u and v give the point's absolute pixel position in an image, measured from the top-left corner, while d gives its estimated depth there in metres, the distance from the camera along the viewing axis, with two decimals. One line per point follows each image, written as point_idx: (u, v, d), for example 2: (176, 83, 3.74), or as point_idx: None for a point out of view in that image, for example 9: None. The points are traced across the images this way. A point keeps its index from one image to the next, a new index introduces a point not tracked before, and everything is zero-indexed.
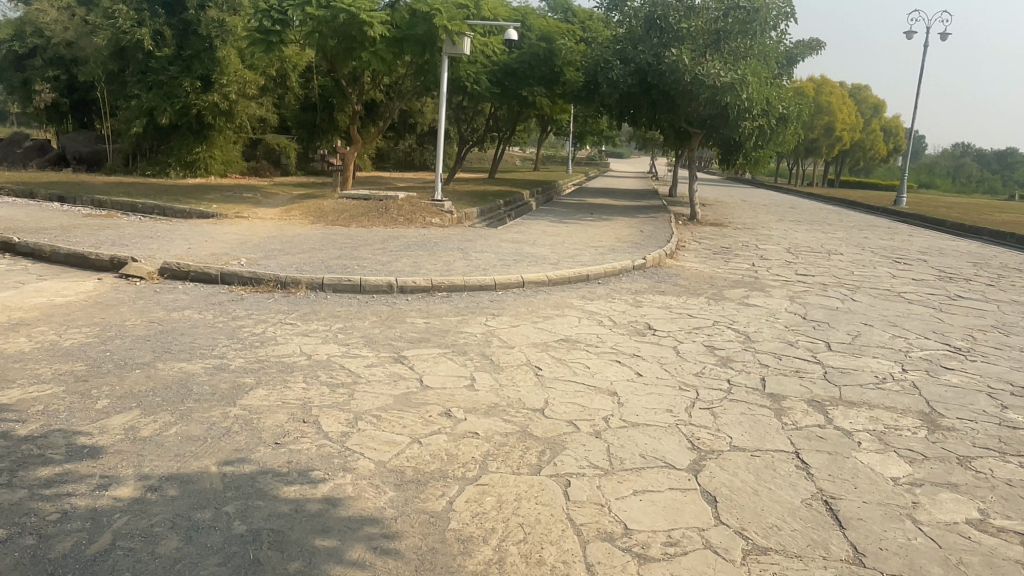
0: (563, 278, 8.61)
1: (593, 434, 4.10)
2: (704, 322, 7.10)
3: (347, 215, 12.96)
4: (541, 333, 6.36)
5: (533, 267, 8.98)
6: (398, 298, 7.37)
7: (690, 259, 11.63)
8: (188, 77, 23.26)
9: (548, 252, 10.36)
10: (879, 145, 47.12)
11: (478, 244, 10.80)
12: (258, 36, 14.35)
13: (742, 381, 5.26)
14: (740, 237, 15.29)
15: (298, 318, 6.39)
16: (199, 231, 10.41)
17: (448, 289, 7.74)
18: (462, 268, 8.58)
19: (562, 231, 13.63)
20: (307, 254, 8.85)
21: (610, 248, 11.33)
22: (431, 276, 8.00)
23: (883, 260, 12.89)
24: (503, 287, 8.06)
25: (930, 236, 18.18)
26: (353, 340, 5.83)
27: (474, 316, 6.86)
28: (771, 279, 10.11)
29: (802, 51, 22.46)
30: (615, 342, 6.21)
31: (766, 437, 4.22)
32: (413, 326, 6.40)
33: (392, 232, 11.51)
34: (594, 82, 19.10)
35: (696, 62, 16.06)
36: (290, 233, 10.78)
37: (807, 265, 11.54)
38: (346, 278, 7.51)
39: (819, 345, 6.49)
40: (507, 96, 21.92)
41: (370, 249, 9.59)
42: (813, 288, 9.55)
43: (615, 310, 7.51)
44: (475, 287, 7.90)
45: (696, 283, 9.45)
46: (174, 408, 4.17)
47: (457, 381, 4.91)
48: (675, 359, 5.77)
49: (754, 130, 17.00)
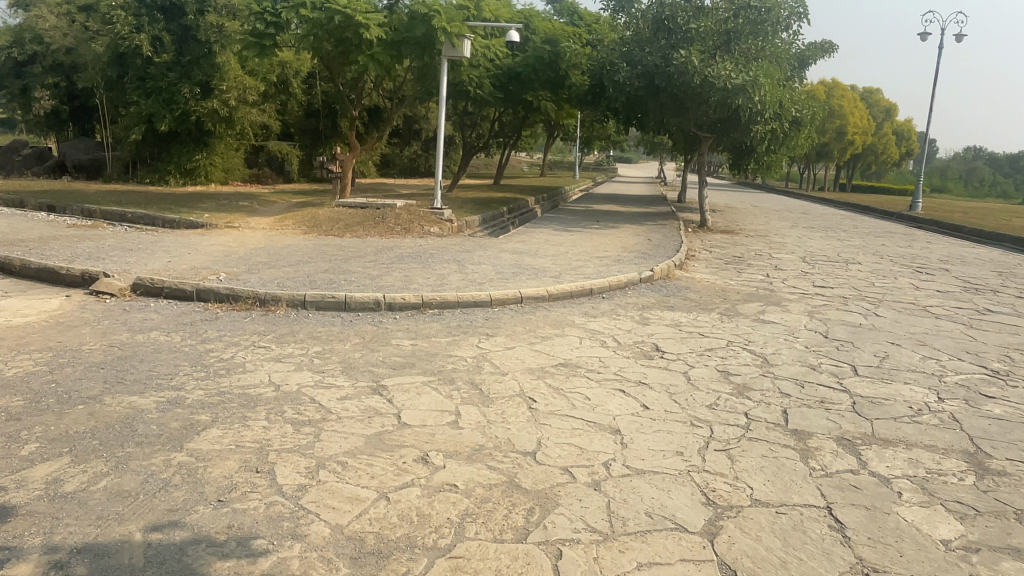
0: (565, 293, 8.07)
1: (592, 485, 3.53)
2: (717, 343, 6.53)
3: (342, 224, 12.46)
4: (538, 357, 5.80)
5: (533, 281, 8.44)
6: (386, 316, 6.85)
7: (700, 269, 11.05)
8: (187, 83, 22.94)
9: (550, 264, 9.81)
10: (891, 149, 46.29)
11: (476, 255, 10.26)
12: (252, 39, 13.90)
13: (761, 416, 4.69)
14: (752, 245, 14.70)
15: (273, 340, 5.87)
16: (184, 243, 9.94)
17: (440, 306, 7.21)
18: (456, 283, 8.04)
19: (565, 240, 13.07)
20: (293, 268, 8.34)
21: (616, 258, 10.77)
22: (423, 291, 7.47)
23: (903, 270, 12.26)
24: (500, 303, 7.52)
25: (950, 243, 17.49)
26: (330, 366, 5.31)
27: (466, 337, 6.32)
28: (787, 292, 9.52)
29: (815, 53, 21.84)
30: (619, 367, 5.64)
31: (792, 488, 3.65)
32: (399, 348, 5.87)
33: (388, 242, 11.00)
34: (600, 85, 18.56)
35: (706, 63, 15.50)
36: (280, 244, 10.29)
37: (824, 276, 10.94)
38: (330, 294, 6.99)
39: (845, 369, 5.90)
40: (511, 100, 21.40)
41: (360, 261, 9.07)
42: (833, 302, 8.96)
43: (620, 329, 6.94)
44: (469, 304, 7.37)
45: (707, 297, 8.87)
46: (110, 454, 3.66)
47: (440, 416, 4.37)
48: (685, 388, 5.20)
49: (766, 134, 16.46)
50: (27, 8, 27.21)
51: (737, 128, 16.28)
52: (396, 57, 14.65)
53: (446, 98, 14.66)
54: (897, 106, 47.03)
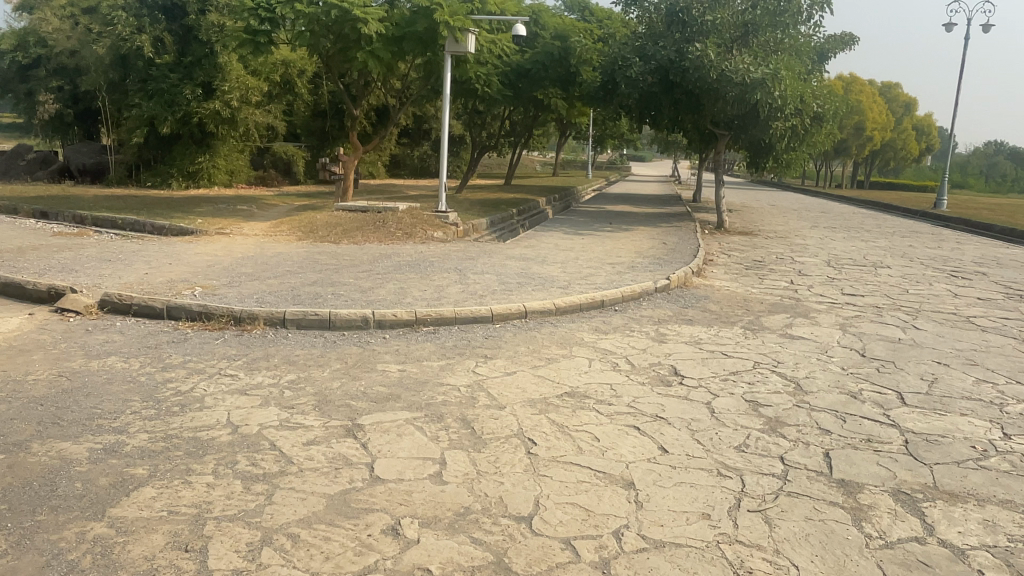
0: (573, 305, 7.38)
1: (599, 566, 2.86)
2: (743, 365, 5.80)
3: (340, 230, 11.84)
4: (541, 385, 5.11)
5: (538, 292, 7.76)
6: (374, 335, 6.20)
7: (720, 276, 10.32)
8: (188, 85, 22.44)
9: (558, 272, 9.12)
10: (910, 144, 45.10)
11: (479, 262, 9.59)
12: (245, 36, 13.26)
13: (800, 462, 3.97)
14: (773, 248, 13.93)
15: (242, 368, 5.24)
16: (168, 252, 9.36)
17: (436, 324, 6.55)
18: (454, 295, 7.37)
19: (576, 245, 12.37)
20: (278, 280, 7.72)
21: (630, 265, 10.08)
22: (417, 306, 6.80)
23: (938, 274, 11.46)
24: (502, 318, 6.84)
25: (982, 243, 16.60)
26: (303, 399, 4.66)
27: (461, 360, 5.65)
28: (815, 301, 8.77)
29: (837, 46, 20.95)
30: (632, 397, 4.95)
31: (846, 566, 2.96)
32: (385, 375, 5.21)
33: (386, 249, 10.36)
34: (612, 81, 17.81)
35: (723, 57, 14.75)
36: (271, 253, 9.69)
37: (854, 282, 10.17)
38: (312, 310, 6.35)
39: (891, 397, 5.18)
40: (520, 98, 20.66)
41: (353, 271, 8.43)
42: (866, 312, 8.21)
43: (633, 348, 6.24)
44: (467, 320, 6.69)
45: (728, 308, 8.16)
46: (16, 524, 3.03)
47: (421, 465, 3.71)
48: (709, 424, 4.49)
49: (787, 131, 15.66)
50: (31, 10, 26.84)
51: (756, 125, 15.53)
52: (397, 54, 14.01)
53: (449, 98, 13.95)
54: (918, 100, 45.81)
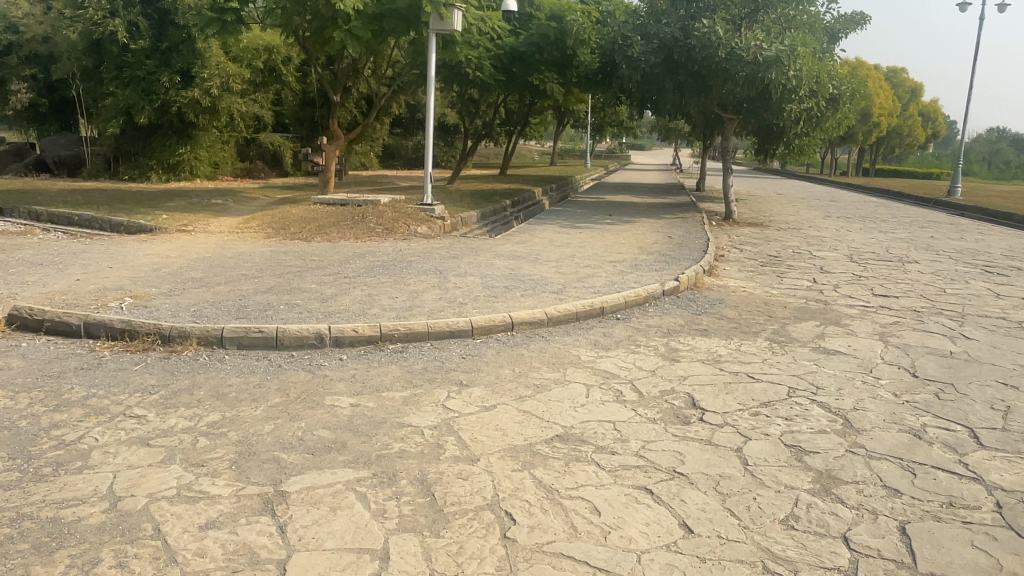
0: (568, 315, 6.36)
1: None
2: (774, 393, 4.77)
3: (314, 225, 10.81)
4: (529, 426, 4.08)
5: (528, 298, 6.74)
6: (329, 356, 5.17)
7: (733, 274, 9.30)
8: (166, 72, 21.30)
9: (551, 273, 8.10)
10: (917, 131, 43.87)
11: (463, 262, 8.57)
12: (210, 14, 12.16)
13: (872, 546, 2.95)
14: (787, 240, 12.95)
15: (155, 408, 4.20)
16: (113, 254, 8.34)
17: (405, 340, 5.52)
18: (430, 303, 6.34)
19: (572, 240, 11.33)
20: (228, 286, 6.71)
21: (632, 263, 9.06)
22: (385, 318, 5.77)
23: (970, 269, 10.44)
24: (484, 332, 5.81)
25: (1008, 233, 15.54)
26: (220, 451, 3.64)
27: (431, 389, 4.62)
28: (844, 304, 7.74)
29: (851, 27, 19.80)
30: (642, 441, 3.94)
31: None
32: (332, 413, 4.18)
33: (362, 248, 9.34)
34: (611, 63, 16.71)
35: (732, 33, 13.73)
36: (231, 252, 8.67)
37: (882, 280, 9.13)
38: (256, 325, 5.31)
39: (964, 436, 4.14)
40: (514, 84, 19.55)
41: (319, 274, 7.41)
42: (905, 318, 7.18)
43: (641, 370, 5.22)
44: (443, 335, 5.66)
45: (747, 314, 7.14)
46: None
47: (353, 564, 2.69)
48: (744, 484, 3.47)
49: (801, 114, 14.61)
50: None
51: (768, 108, 14.63)
52: (378, 34, 12.93)
53: (433, 84, 12.84)
54: (924, 86, 44.53)
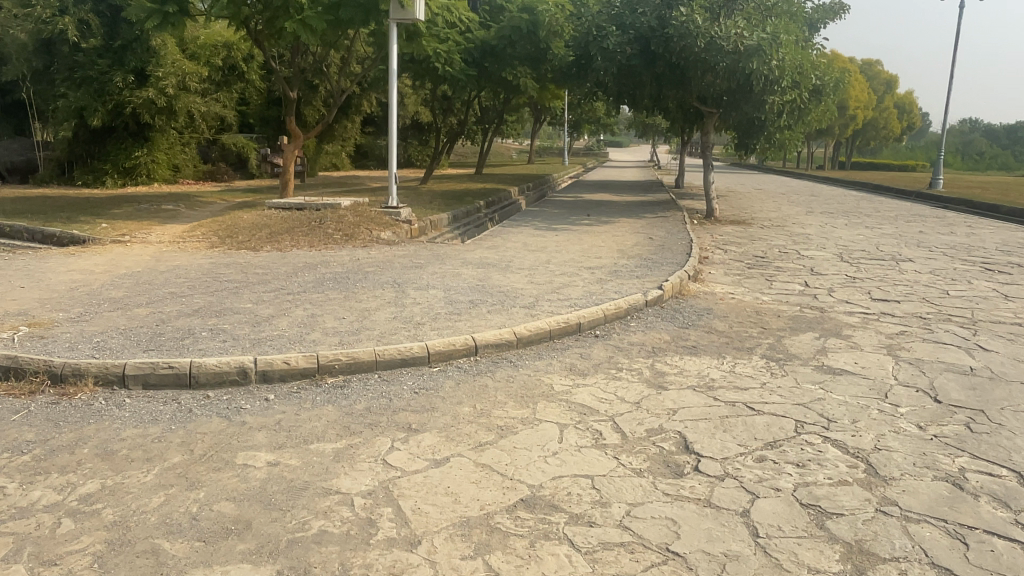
0: (540, 334, 5.58)
1: None
2: (780, 428, 4.02)
3: (267, 232, 9.94)
4: (486, 488, 3.29)
5: (496, 314, 5.94)
6: (254, 395, 4.36)
7: (720, 278, 8.60)
8: (119, 71, 20.09)
9: (523, 283, 7.34)
10: (892, 124, 43.71)
11: (425, 271, 7.77)
12: (150, 5, 11.20)
13: None
14: (773, 239, 12.30)
15: (19, 476, 3.38)
16: (32, 271, 7.44)
17: (348, 372, 4.70)
18: (382, 324, 5.53)
19: (547, 243, 10.56)
20: (150, 308, 5.86)
21: (612, 270, 8.31)
22: (326, 345, 4.94)
23: (968, 267, 9.85)
24: (443, 358, 5.01)
25: (997, 226, 15.05)
26: (84, 541, 2.85)
27: (370, 438, 3.82)
28: (843, 311, 7.06)
29: (831, 17, 19.22)
30: (626, 505, 3.16)
31: None
32: (242, 478, 3.37)
33: (317, 257, 8.51)
34: (585, 57, 15.95)
35: (712, 23, 13.06)
36: (165, 266, 7.80)
37: (880, 282, 8.48)
38: (165, 359, 4.50)
39: (1012, 485, 3.44)
40: (486, 79, 18.73)
41: (260, 290, 6.57)
42: (913, 327, 6.50)
43: (623, 402, 4.44)
44: (394, 364, 4.85)
45: (740, 326, 6.43)
46: None
47: None
48: (756, 567, 2.72)
49: (783, 106, 13.92)
50: None
51: (749, 102, 13.78)
52: (334, 23, 12.02)
53: (396, 83, 11.85)
54: (899, 79, 44.38)
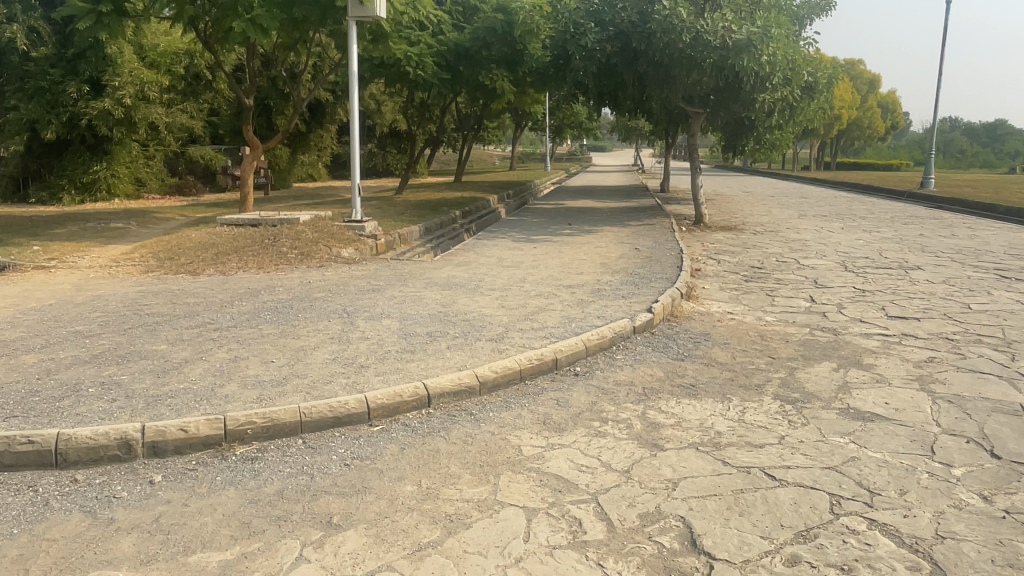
0: (508, 376, 4.66)
1: None
2: (813, 510, 3.11)
3: (213, 251, 8.97)
4: None
5: (458, 351, 5.01)
6: (136, 477, 3.41)
7: (716, 295, 7.73)
8: (73, 81, 19.07)
9: (494, 308, 6.43)
10: (877, 123, 43.26)
11: (383, 296, 6.84)
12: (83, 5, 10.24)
13: None
14: (768, 247, 11.48)
15: None
16: None
17: (264, 438, 3.75)
18: (319, 368, 4.58)
19: (525, 258, 9.66)
20: (42, 354, 4.89)
21: (594, 289, 7.42)
22: (241, 402, 3.97)
23: (984, 275, 9.02)
24: (387, 414, 4.07)
25: (998, 227, 14.31)
26: None
27: (275, 540, 2.88)
28: (858, 333, 6.19)
29: (817, 12, 18.48)
30: None
31: None
32: None
33: (263, 280, 7.55)
34: (563, 58, 15.09)
35: (696, 16, 12.26)
36: (85, 297, 6.82)
37: (892, 295, 7.63)
38: (25, 432, 3.54)
39: None
40: (461, 83, 17.83)
41: (182, 326, 5.61)
42: (941, 352, 5.63)
43: (609, 471, 3.51)
44: (325, 425, 3.90)
45: (744, 355, 5.54)
46: None
47: None
48: None
49: (774, 105, 13.19)
50: None
51: (737, 99, 13.16)
52: (288, 23, 11.11)
53: (358, 85, 10.91)
54: (882, 78, 44.03)
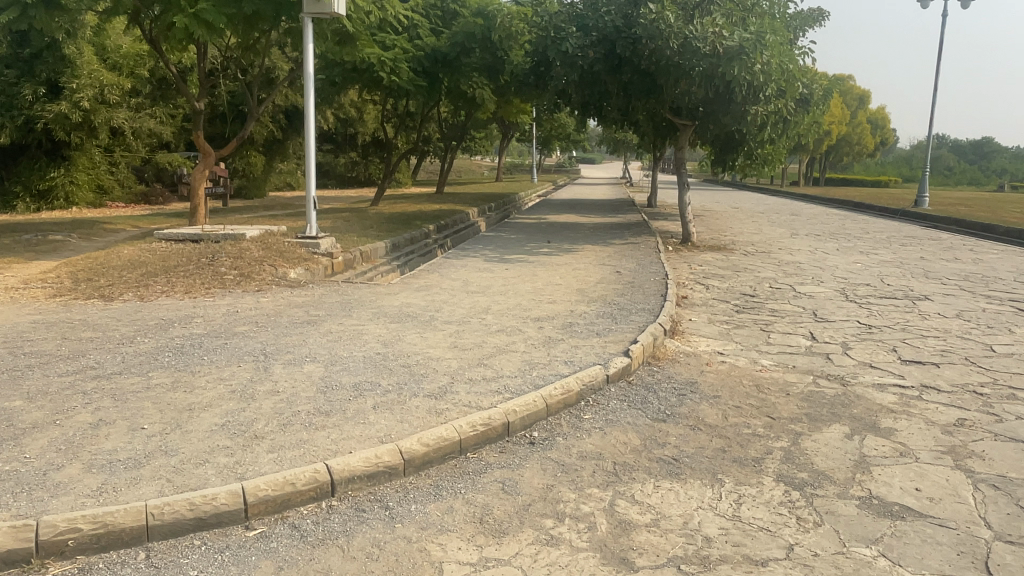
0: (442, 450, 3.68)
1: None
2: None
3: (140, 271, 7.95)
4: None
5: (386, 413, 4.03)
6: None
7: (705, 330, 6.81)
8: (29, 83, 17.96)
9: (446, 349, 5.46)
10: (866, 139, 42.79)
11: (318, 330, 5.87)
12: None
13: None
14: (761, 270, 10.59)
15: None
16: None
17: (93, 551, 2.78)
18: (202, 438, 3.59)
19: (493, 282, 8.72)
20: None
21: (565, 323, 6.48)
22: (73, 496, 2.97)
23: (998, 308, 8.13)
24: (271, 511, 3.09)
25: (1002, 250, 13.48)
26: None
27: None
28: (872, 384, 5.25)
29: (812, 24, 17.72)
30: None
31: None
32: None
33: (185, 308, 6.54)
34: (544, 65, 14.23)
35: (684, 21, 11.38)
36: None
37: (903, 334, 6.71)
38: None
39: None
40: (438, 90, 16.91)
41: (58, 371, 4.60)
42: (971, 413, 4.69)
43: None
44: (183, 528, 2.91)
45: (738, 414, 4.58)
46: None
47: None
48: None
49: (767, 118, 12.29)
50: None
51: (728, 112, 12.25)
52: (240, 19, 10.11)
53: (314, 92, 9.89)
54: (871, 94, 43.65)
